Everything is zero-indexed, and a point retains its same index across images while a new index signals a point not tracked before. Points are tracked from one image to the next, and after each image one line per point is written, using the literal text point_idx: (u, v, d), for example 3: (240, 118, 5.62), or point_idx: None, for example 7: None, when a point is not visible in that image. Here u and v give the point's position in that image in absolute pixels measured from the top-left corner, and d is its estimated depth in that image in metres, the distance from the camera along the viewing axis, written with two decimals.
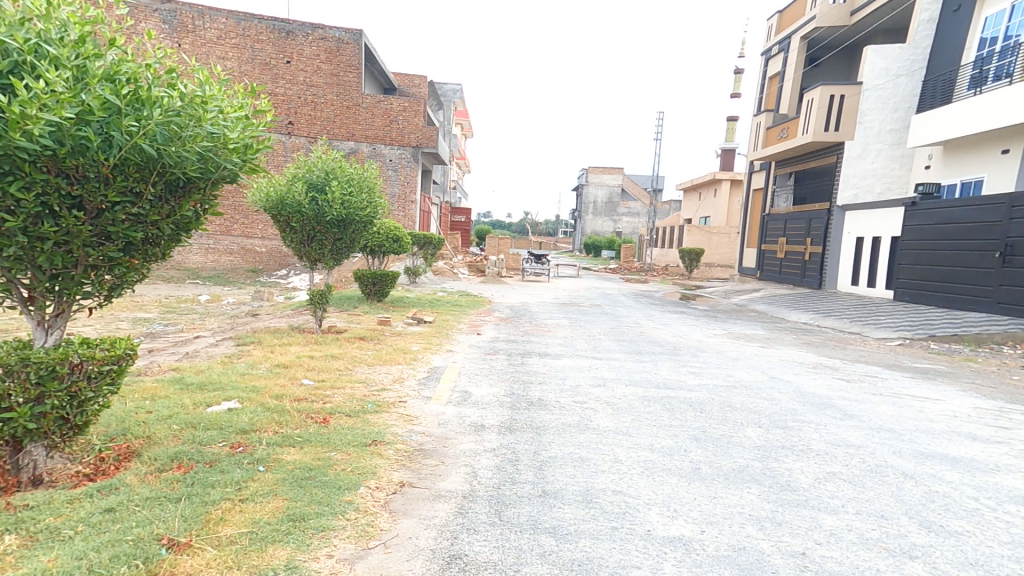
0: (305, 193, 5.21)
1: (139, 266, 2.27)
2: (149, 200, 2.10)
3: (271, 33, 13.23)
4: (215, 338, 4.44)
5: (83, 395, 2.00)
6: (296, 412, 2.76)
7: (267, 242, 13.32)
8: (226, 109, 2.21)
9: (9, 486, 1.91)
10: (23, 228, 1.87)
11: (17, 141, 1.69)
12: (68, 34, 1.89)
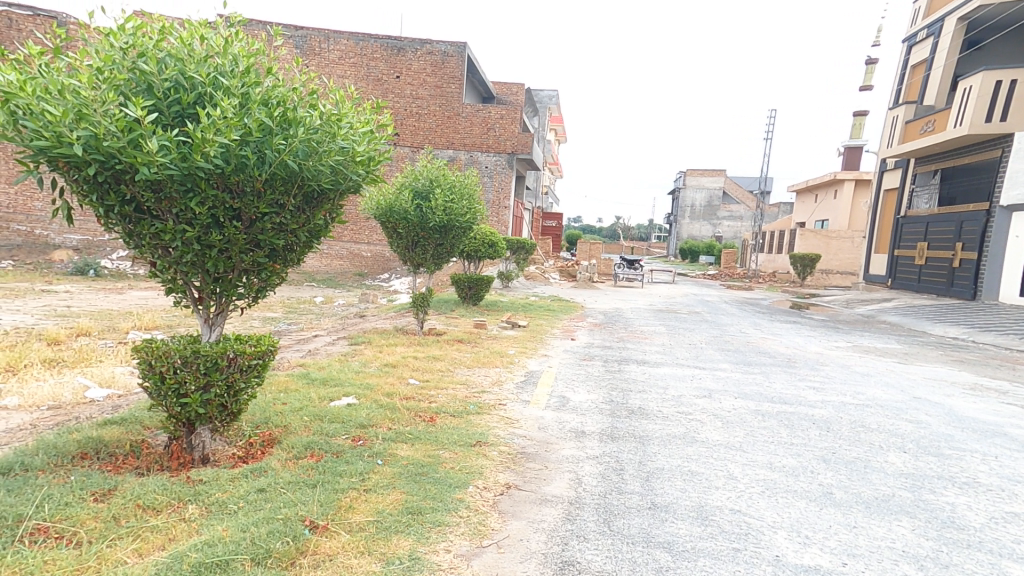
0: (411, 201, 5.58)
1: (280, 270, 2.64)
2: (290, 210, 2.45)
3: (384, 50, 14.27)
4: (330, 337, 4.84)
5: (237, 385, 2.36)
6: (405, 410, 2.96)
7: (372, 247, 14.27)
8: (355, 124, 2.53)
9: (185, 462, 2.28)
10: (198, 237, 2.26)
11: (198, 162, 2.05)
12: (236, 65, 2.24)
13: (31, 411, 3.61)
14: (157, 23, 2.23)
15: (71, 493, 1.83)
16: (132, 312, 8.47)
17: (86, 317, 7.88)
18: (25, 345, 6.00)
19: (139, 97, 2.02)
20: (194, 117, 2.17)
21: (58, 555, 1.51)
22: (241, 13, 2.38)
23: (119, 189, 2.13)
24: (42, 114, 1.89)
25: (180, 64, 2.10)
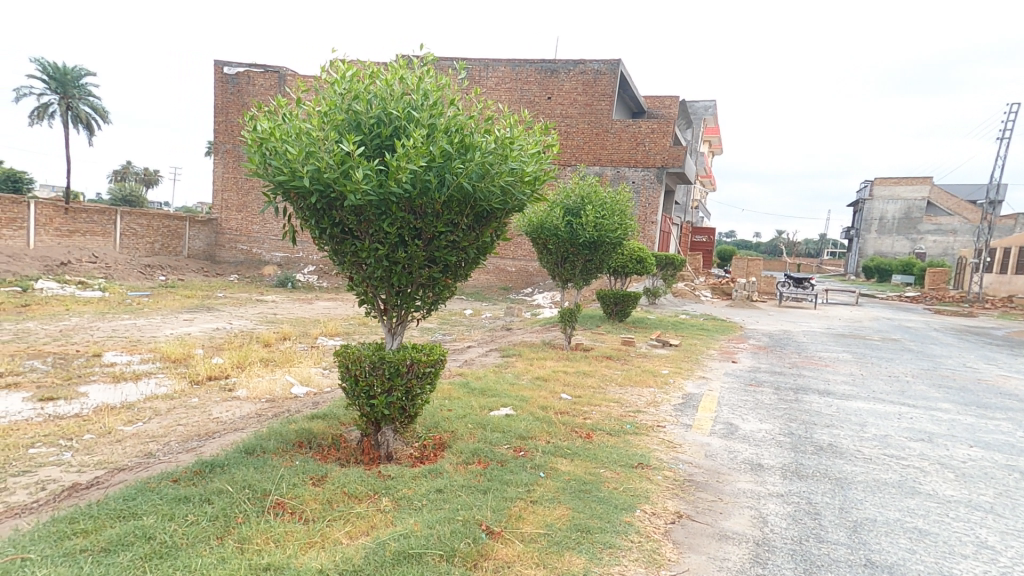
0: (562, 217, 5.70)
1: (451, 285, 2.86)
2: (463, 229, 2.64)
3: (538, 74, 15.17)
4: (484, 349, 5.10)
5: (415, 390, 2.65)
6: (562, 425, 2.99)
7: (516, 263, 14.85)
8: (526, 148, 2.69)
9: (374, 457, 2.70)
10: (387, 255, 2.54)
11: (393, 187, 2.33)
12: (427, 99, 2.55)
13: (257, 401, 5.62)
14: (365, 70, 2.65)
15: (295, 475, 2.67)
16: (321, 319, 9.94)
17: (288, 323, 9.48)
18: (249, 346, 7.43)
19: (352, 133, 2.41)
20: (389, 148, 2.52)
21: (293, 527, 2.19)
22: (432, 53, 2.73)
23: (330, 214, 2.53)
24: (284, 153, 2.36)
25: (383, 102, 2.48)
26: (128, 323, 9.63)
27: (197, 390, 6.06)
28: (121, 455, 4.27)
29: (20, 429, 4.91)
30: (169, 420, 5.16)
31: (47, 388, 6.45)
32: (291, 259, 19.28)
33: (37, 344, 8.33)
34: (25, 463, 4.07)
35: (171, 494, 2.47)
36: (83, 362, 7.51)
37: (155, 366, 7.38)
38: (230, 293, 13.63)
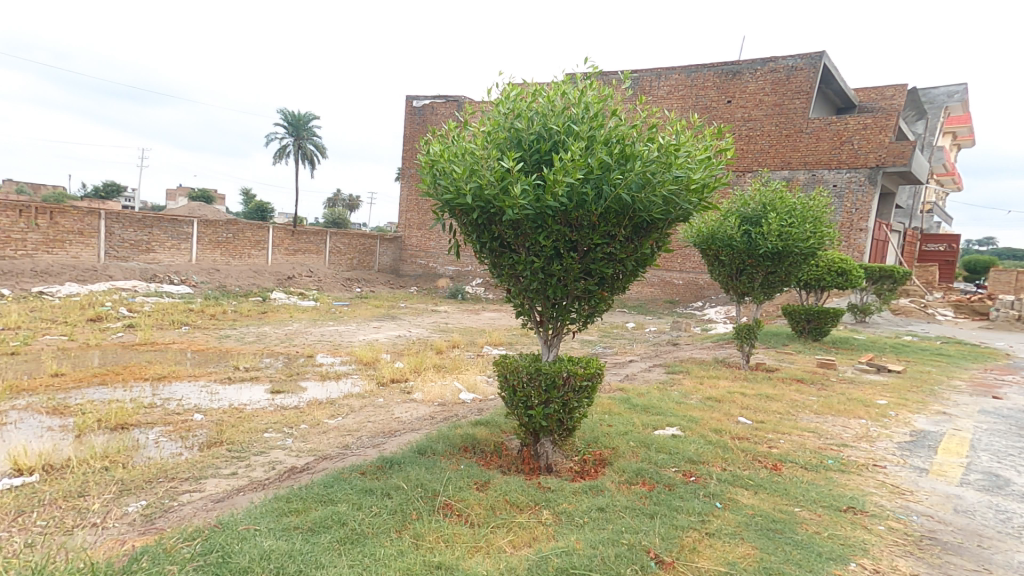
0: (738, 227, 5.18)
1: (606, 297, 3.26)
2: (619, 240, 2.98)
3: (717, 78, 14.46)
4: (647, 363, 4.89)
5: (571, 404, 2.79)
6: (740, 452, 2.67)
7: (684, 275, 14.07)
8: (692, 154, 2.87)
9: (535, 468, 2.86)
10: (542, 268, 3.01)
11: (549, 201, 2.74)
12: (588, 111, 2.90)
13: (431, 404, 6.12)
14: (529, 88, 3.09)
15: (460, 478, 2.88)
16: (487, 329, 10.52)
17: (458, 332, 10.23)
18: (426, 352, 8.16)
19: (514, 150, 2.86)
20: (546, 160, 2.93)
21: (460, 530, 2.34)
22: (596, 67, 3.05)
23: (489, 229, 3.05)
24: (450, 173, 2.88)
25: (544, 118, 2.89)
26: (333, 329, 11.37)
27: (384, 391, 6.83)
28: (325, 445, 5.00)
29: (259, 415, 6.09)
30: (362, 417, 5.88)
31: (278, 382, 7.93)
32: (462, 272, 21.51)
33: (271, 345, 10.35)
34: (261, 444, 5.00)
35: (359, 485, 2.81)
36: (302, 362, 9.07)
37: (352, 367, 8.57)
38: (411, 303, 15.27)
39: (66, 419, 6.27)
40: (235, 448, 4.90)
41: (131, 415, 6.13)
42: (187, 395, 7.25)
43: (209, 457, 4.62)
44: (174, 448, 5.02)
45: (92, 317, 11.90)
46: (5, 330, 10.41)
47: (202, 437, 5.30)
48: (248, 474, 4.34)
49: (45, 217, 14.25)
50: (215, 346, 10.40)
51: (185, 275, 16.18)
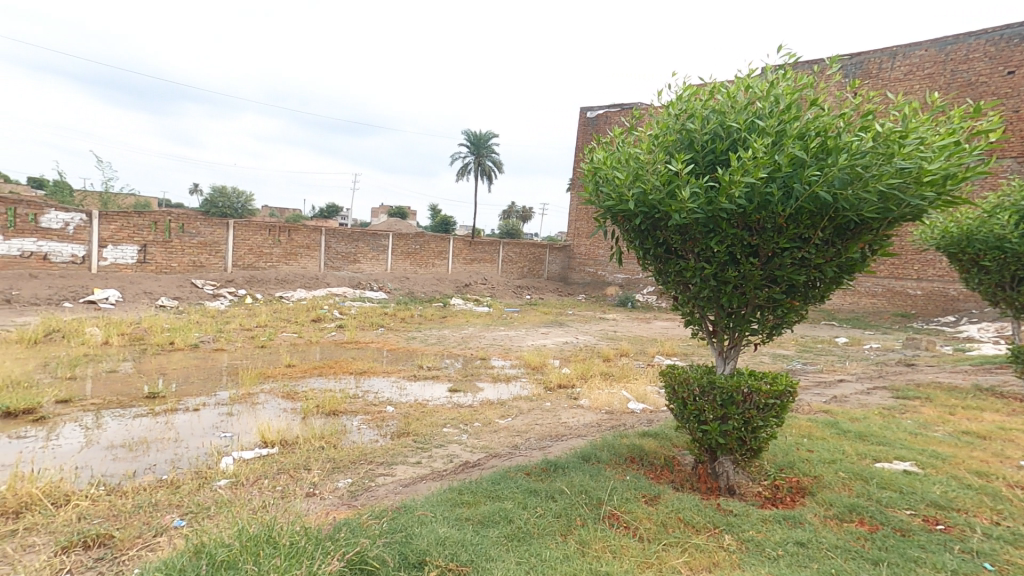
0: (1010, 224, 5.20)
1: (798, 308, 2.96)
2: (815, 244, 2.68)
3: (988, 46, 13.46)
4: (866, 385, 5.06)
5: (754, 422, 2.80)
6: (1014, 501, 2.52)
7: (923, 285, 13.04)
8: (927, 139, 2.40)
9: (714, 487, 2.92)
10: (715, 274, 2.90)
11: (723, 203, 2.64)
12: (780, 103, 2.68)
13: (598, 412, 6.11)
14: (706, 87, 3.00)
15: (626, 489, 2.96)
16: (659, 338, 10.21)
17: (628, 340, 10.05)
18: (593, 359, 8.18)
19: (683, 152, 2.84)
20: (722, 161, 2.83)
21: (628, 543, 2.37)
22: (793, 53, 2.79)
23: (653, 233, 3.11)
24: (613, 180, 3.04)
25: (720, 117, 2.78)
26: (504, 334, 12.06)
27: (550, 395, 7.02)
28: (497, 444, 5.33)
29: (439, 411, 6.71)
30: (530, 419, 6.10)
31: (455, 381, 8.66)
32: (631, 279, 21.61)
33: (450, 347, 11.41)
34: (441, 438, 5.53)
35: (525, 486, 3.06)
36: (477, 364, 9.77)
37: (520, 371, 8.98)
38: (579, 310, 15.56)
39: (296, 403, 7.71)
40: (419, 439, 5.51)
41: (340, 403, 7.25)
42: (381, 389, 8.30)
43: (399, 445, 5.29)
44: (372, 434, 5.85)
45: (315, 318, 14.43)
46: (258, 327, 13.21)
47: (393, 427, 6.06)
48: (430, 464, 4.87)
49: (285, 234, 18.04)
50: (405, 346, 11.80)
51: (382, 283, 18.74)
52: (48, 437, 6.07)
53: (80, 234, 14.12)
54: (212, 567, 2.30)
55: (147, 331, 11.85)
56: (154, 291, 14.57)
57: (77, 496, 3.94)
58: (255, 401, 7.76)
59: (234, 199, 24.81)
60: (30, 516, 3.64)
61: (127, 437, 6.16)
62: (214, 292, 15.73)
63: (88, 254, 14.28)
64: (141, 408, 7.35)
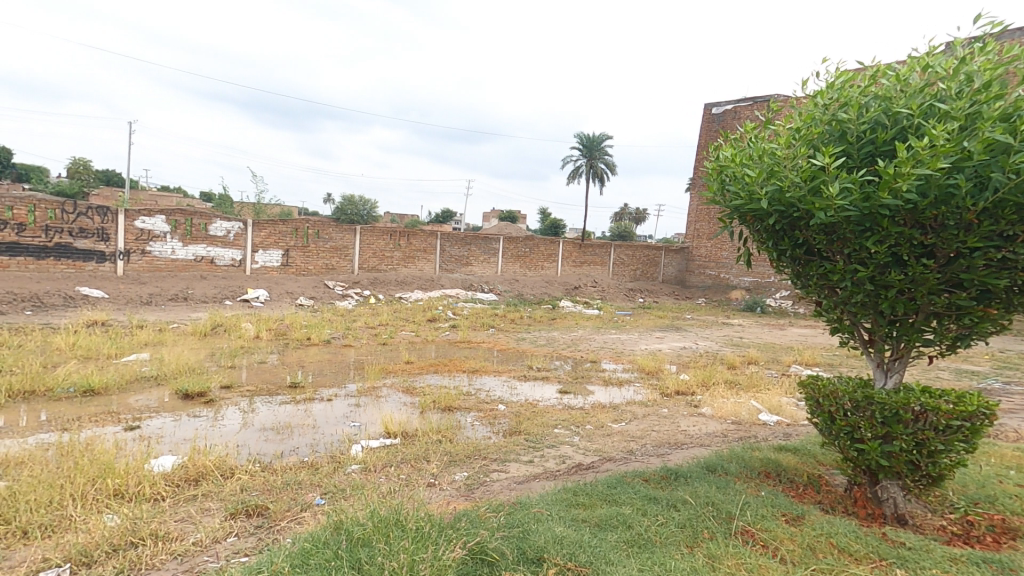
0: None
1: (994, 317, 2.62)
2: (1020, 243, 2.35)
3: None
4: None
5: (932, 445, 2.57)
6: None
7: None
8: None
9: (881, 514, 2.88)
10: (874, 278, 2.68)
11: (886, 198, 2.41)
12: (973, 83, 2.40)
13: (722, 421, 5.82)
14: (869, 72, 2.79)
15: (761, 506, 3.21)
16: (793, 347, 9.50)
17: (755, 347, 9.44)
18: (713, 366, 7.82)
19: (832, 145, 2.67)
20: (884, 152, 2.60)
21: (767, 561, 2.57)
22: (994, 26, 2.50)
23: (791, 234, 2.99)
24: (742, 178, 2.96)
25: (884, 104, 2.57)
26: (615, 337, 11.92)
27: (666, 401, 6.83)
28: (610, 448, 5.37)
29: (550, 411, 6.87)
30: (645, 425, 6.03)
31: (566, 383, 8.74)
32: (759, 283, 20.45)
33: (559, 348, 11.52)
34: (552, 438, 5.69)
35: (641, 492, 3.46)
36: (587, 366, 9.78)
37: (633, 375, 8.83)
38: (699, 314, 14.90)
39: (414, 398, 8.28)
40: (531, 438, 5.72)
41: (455, 399, 7.67)
42: (492, 388, 8.62)
43: (511, 443, 5.55)
44: (484, 430, 6.20)
45: (431, 318, 15.34)
46: (381, 325, 14.37)
47: (505, 425, 6.34)
48: (542, 463, 5.05)
49: (404, 238, 19.57)
50: (515, 347, 12.13)
51: (493, 285, 19.42)
52: (215, 417, 7.13)
53: (238, 241, 16.54)
54: (351, 542, 2.69)
55: (290, 327, 13.42)
56: (294, 291, 16.45)
57: (240, 470, 4.63)
58: (379, 394, 8.46)
59: (360, 206, 27.15)
60: (206, 484, 4.35)
61: (275, 421, 7.06)
62: (343, 292, 17.42)
63: (244, 257, 16.64)
64: (285, 396, 8.36)
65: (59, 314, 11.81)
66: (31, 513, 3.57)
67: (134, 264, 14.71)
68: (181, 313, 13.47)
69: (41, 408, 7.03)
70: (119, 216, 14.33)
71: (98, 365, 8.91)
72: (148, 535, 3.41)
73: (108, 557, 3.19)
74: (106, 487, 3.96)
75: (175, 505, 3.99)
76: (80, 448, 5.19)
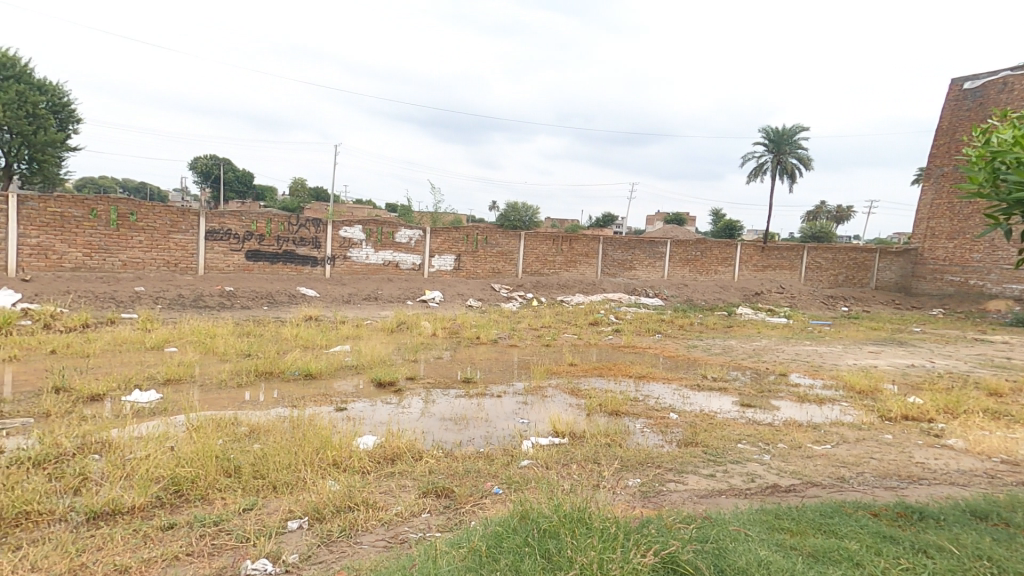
0: None
1: None
2: None
3: None
4: None
5: None
6: None
7: None
8: None
9: None
10: None
11: None
12: None
13: (985, 459, 5.04)
14: None
15: None
16: None
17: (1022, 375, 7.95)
18: (957, 390, 6.75)
19: None
20: None
21: None
22: None
23: None
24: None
25: None
26: (811, 349, 10.85)
27: (888, 427, 6.11)
28: (813, 471, 5.08)
29: (730, 425, 6.73)
30: (861, 450, 5.53)
31: (747, 396, 8.23)
32: None
33: (738, 358, 10.82)
34: (737, 454, 5.62)
35: (874, 528, 3.40)
36: (773, 379, 9.07)
37: (838, 394, 7.94)
38: (929, 329, 12.87)
39: (580, 399, 8.54)
40: (709, 451, 5.74)
41: (621, 404, 7.79)
42: (662, 395, 8.50)
43: (688, 454, 5.65)
44: (655, 439, 6.35)
45: (592, 322, 15.51)
46: (544, 327, 14.94)
47: (678, 435, 6.43)
48: (727, 479, 4.98)
49: (567, 242, 20.20)
50: (685, 355, 11.71)
51: (660, 290, 19.21)
52: (402, 404, 8.17)
53: (417, 247, 18.55)
54: (539, 531, 3.22)
55: (462, 326, 14.66)
56: (464, 294, 17.92)
57: (426, 454, 5.54)
58: (545, 394, 8.88)
59: (522, 213, 28.53)
60: (400, 464, 5.30)
61: (452, 412, 7.83)
62: (507, 294, 18.50)
63: (422, 262, 18.64)
64: (459, 389, 9.20)
65: (286, 309, 14.40)
66: (279, 471, 4.75)
67: (338, 267, 17.34)
68: (372, 310, 15.51)
69: (276, 386, 8.71)
70: (328, 226, 16.98)
71: (316, 354, 10.71)
72: (361, 501, 4.31)
73: (334, 515, 4.13)
74: (327, 458, 5.08)
75: (377, 479, 4.95)
76: (306, 422, 6.40)
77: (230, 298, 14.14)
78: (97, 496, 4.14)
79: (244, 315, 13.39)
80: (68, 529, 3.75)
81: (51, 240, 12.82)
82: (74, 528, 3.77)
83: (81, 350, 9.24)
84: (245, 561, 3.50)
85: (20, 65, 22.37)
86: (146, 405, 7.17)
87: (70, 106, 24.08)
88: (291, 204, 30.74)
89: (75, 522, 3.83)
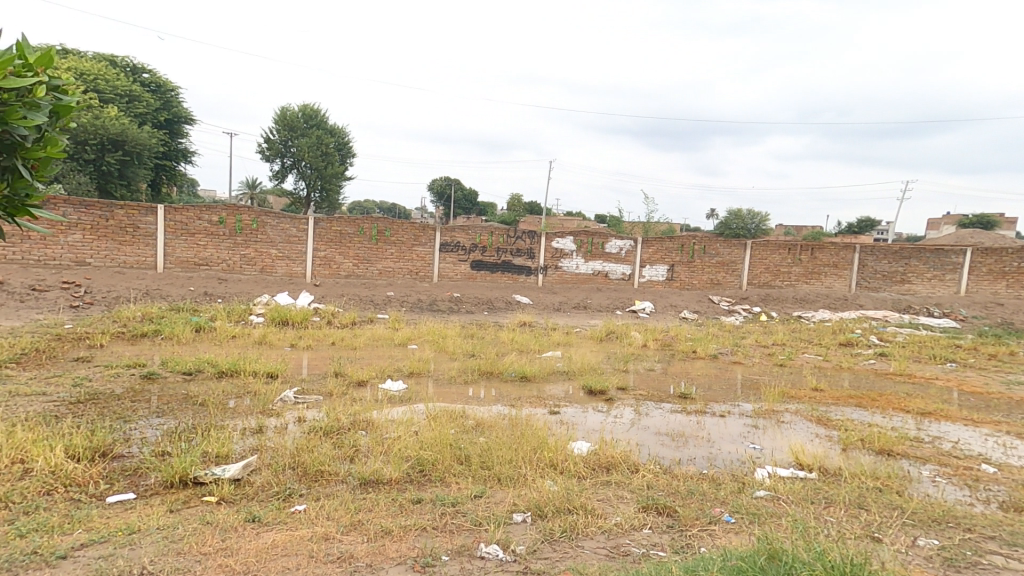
0: None
1: None
2: None
3: None
4: None
5: None
6: None
7: None
8: None
9: None
10: None
11: None
12: None
13: None
14: None
15: None
16: None
17: None
18: None
19: None
20: None
21: None
22: None
23: None
24: None
25: None
26: None
27: None
28: None
29: None
30: None
31: None
32: None
33: None
34: None
35: None
36: None
37: None
38: None
39: (830, 430, 7.03)
40: None
41: (896, 443, 6.21)
42: (962, 440, 6.56)
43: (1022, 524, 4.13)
44: (959, 494, 4.83)
45: (844, 342, 13.00)
46: (775, 345, 13.05)
47: (997, 495, 4.81)
48: None
49: (807, 252, 17.86)
50: (999, 392, 8.90)
51: (953, 309, 15.77)
52: (613, 413, 7.76)
53: (628, 257, 18.12)
54: None
55: (675, 340, 13.66)
56: (678, 305, 16.88)
57: (643, 467, 4.99)
58: (781, 419, 7.55)
59: (747, 221, 26.25)
60: (615, 473, 4.86)
61: (668, 427, 7.13)
62: (729, 307, 16.83)
63: (632, 272, 18.13)
64: (674, 404, 8.40)
65: (503, 314, 15.37)
66: (502, 465, 4.74)
67: (549, 277, 17.93)
68: (582, 318, 15.54)
69: (495, 385, 9.14)
70: (542, 238, 17.69)
71: (530, 357, 11.05)
72: (579, 506, 4.03)
73: (554, 516, 3.93)
74: (544, 457, 4.93)
75: (593, 486, 4.60)
76: (523, 422, 6.42)
77: (458, 303, 15.63)
78: (365, 465, 4.64)
79: (469, 319, 14.61)
80: (348, 489, 4.23)
81: (332, 253, 15.82)
82: (351, 489, 4.25)
83: (351, 343, 11.07)
84: (479, 543, 3.48)
85: (322, 115, 28.80)
86: (397, 393, 8.10)
87: (350, 144, 30.02)
88: (509, 217, 33.53)
89: (352, 485, 4.31)
